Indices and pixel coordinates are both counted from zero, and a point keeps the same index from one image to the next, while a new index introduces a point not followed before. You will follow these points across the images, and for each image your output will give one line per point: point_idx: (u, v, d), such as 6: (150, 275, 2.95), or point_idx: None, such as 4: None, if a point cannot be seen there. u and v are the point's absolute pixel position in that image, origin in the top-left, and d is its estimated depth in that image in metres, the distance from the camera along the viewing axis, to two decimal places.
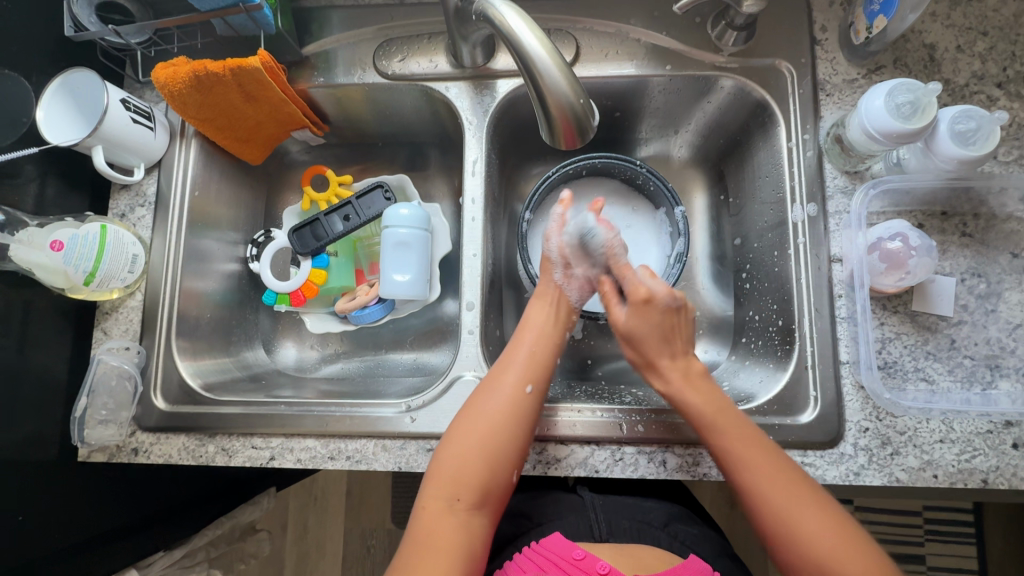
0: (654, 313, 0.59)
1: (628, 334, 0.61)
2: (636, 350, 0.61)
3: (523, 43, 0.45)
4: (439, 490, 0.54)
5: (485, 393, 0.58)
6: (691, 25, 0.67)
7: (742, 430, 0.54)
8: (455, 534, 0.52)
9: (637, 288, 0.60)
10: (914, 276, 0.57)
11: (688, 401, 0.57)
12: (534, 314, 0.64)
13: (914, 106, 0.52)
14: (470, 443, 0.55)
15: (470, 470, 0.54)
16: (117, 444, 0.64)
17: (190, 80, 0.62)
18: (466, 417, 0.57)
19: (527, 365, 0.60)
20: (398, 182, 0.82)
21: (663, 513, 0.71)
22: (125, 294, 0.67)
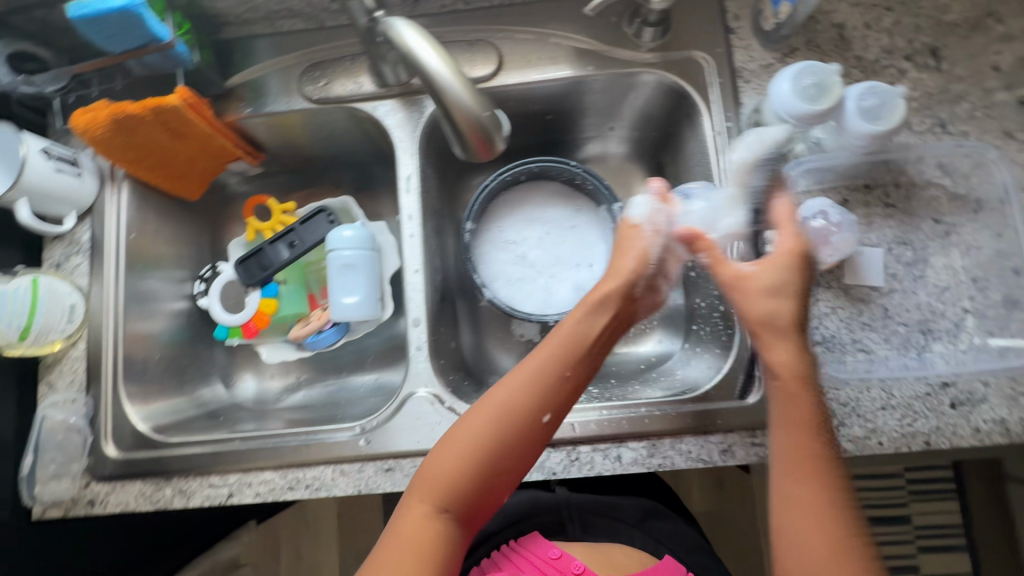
0: (796, 280, 0.52)
1: (773, 289, 0.52)
2: (760, 305, 0.52)
3: (425, 62, 0.45)
4: (426, 493, 0.49)
5: (502, 400, 0.51)
6: (608, 25, 0.67)
7: (811, 464, 0.46)
8: (431, 548, 0.47)
9: (787, 243, 0.53)
10: (839, 252, 0.59)
11: (787, 397, 0.49)
12: (573, 318, 0.56)
13: (818, 88, 0.54)
14: (470, 446, 0.49)
15: (464, 481, 0.49)
16: (72, 497, 0.63)
17: (111, 124, 0.61)
18: (479, 417, 0.51)
19: (558, 381, 0.52)
20: (341, 205, 0.81)
21: (637, 509, 0.72)
22: (68, 344, 0.66)
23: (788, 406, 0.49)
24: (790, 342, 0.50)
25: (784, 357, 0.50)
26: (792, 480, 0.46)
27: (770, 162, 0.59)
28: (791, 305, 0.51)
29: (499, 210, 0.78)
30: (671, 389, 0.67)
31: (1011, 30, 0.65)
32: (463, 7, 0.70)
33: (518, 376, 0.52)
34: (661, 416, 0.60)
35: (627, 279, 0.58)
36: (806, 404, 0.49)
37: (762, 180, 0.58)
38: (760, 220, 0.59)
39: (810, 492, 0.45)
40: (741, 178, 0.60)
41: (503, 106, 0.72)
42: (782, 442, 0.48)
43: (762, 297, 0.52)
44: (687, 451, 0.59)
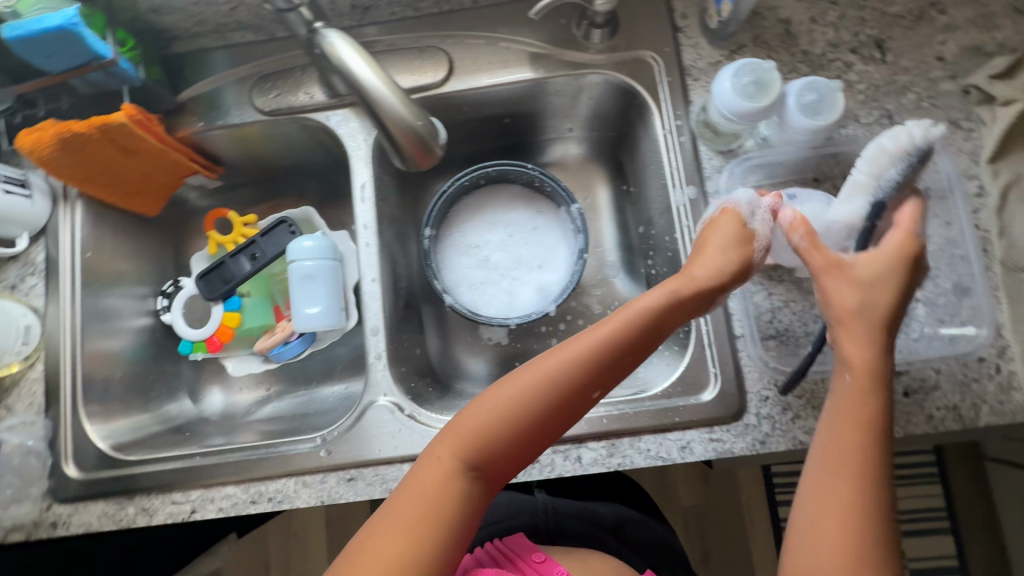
0: (890, 283, 0.49)
1: (868, 282, 0.49)
2: (853, 302, 0.49)
3: (354, 73, 0.46)
4: (458, 447, 0.49)
5: (561, 367, 0.50)
6: (557, 27, 0.68)
7: (856, 463, 0.45)
8: (448, 501, 0.47)
9: (893, 244, 0.50)
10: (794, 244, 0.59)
11: (854, 392, 0.47)
12: (655, 300, 0.53)
13: (756, 86, 0.54)
14: (518, 404, 0.49)
15: (498, 440, 0.49)
16: (33, 520, 0.62)
17: (57, 143, 0.61)
18: (521, 382, 0.50)
19: (621, 361, 0.51)
20: (303, 216, 0.81)
21: (614, 516, 0.71)
22: (25, 366, 0.66)
23: (845, 403, 0.48)
24: (870, 342, 0.48)
25: (860, 356, 0.48)
26: (833, 475, 0.46)
27: (916, 156, 0.51)
28: (880, 306, 0.49)
29: (460, 215, 0.78)
30: (633, 387, 0.67)
31: (954, 20, 0.65)
32: (413, 14, 0.70)
33: (576, 347, 0.50)
34: (620, 416, 0.60)
35: (714, 273, 0.54)
36: (872, 408, 0.47)
37: (898, 174, 0.52)
38: (878, 216, 0.52)
39: (840, 487, 0.45)
40: (876, 168, 0.53)
41: (457, 111, 0.72)
42: (831, 437, 0.47)
43: (852, 288, 0.49)
44: (646, 450, 0.59)
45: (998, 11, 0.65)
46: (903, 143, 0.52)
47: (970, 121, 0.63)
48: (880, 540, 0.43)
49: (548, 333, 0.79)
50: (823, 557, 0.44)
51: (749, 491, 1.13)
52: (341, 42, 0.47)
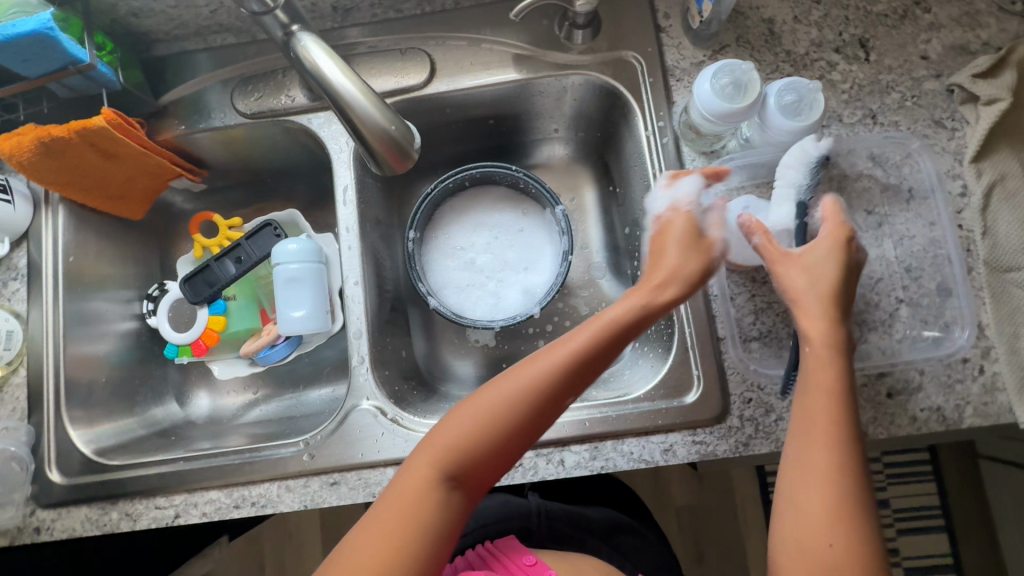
0: (834, 258, 0.50)
1: (814, 265, 0.50)
2: (812, 285, 0.49)
3: (328, 78, 0.45)
4: (433, 455, 0.48)
5: (538, 379, 0.49)
6: (540, 28, 0.67)
7: (826, 431, 0.45)
8: (430, 510, 0.46)
9: (837, 227, 0.51)
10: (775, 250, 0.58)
11: (819, 368, 0.47)
12: (624, 308, 0.51)
13: (735, 86, 0.53)
14: (491, 415, 0.48)
15: (476, 449, 0.48)
16: (17, 526, 0.62)
17: (36, 147, 0.61)
18: (496, 391, 0.49)
19: (592, 365, 0.50)
20: (289, 218, 0.81)
21: (606, 521, 0.71)
22: (8, 371, 0.66)
23: (808, 372, 0.47)
24: (822, 313, 0.48)
25: (817, 326, 0.48)
26: (807, 447, 0.45)
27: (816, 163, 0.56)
28: (830, 280, 0.49)
29: (446, 217, 0.78)
30: (619, 390, 0.67)
31: (938, 18, 0.65)
32: (395, 15, 0.69)
33: (549, 355, 0.50)
34: (603, 418, 0.60)
35: (674, 278, 0.53)
36: (836, 374, 0.46)
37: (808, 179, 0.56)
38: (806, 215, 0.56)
39: (819, 460, 0.44)
40: (789, 178, 0.56)
41: (440, 113, 0.71)
42: (801, 408, 0.47)
43: (800, 270, 0.50)
44: (629, 452, 0.59)
45: (984, 9, 0.65)
46: (806, 152, 0.56)
47: (955, 121, 0.62)
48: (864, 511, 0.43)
49: (535, 334, 0.79)
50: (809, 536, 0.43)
51: (742, 490, 1.13)
52: (316, 49, 0.47)
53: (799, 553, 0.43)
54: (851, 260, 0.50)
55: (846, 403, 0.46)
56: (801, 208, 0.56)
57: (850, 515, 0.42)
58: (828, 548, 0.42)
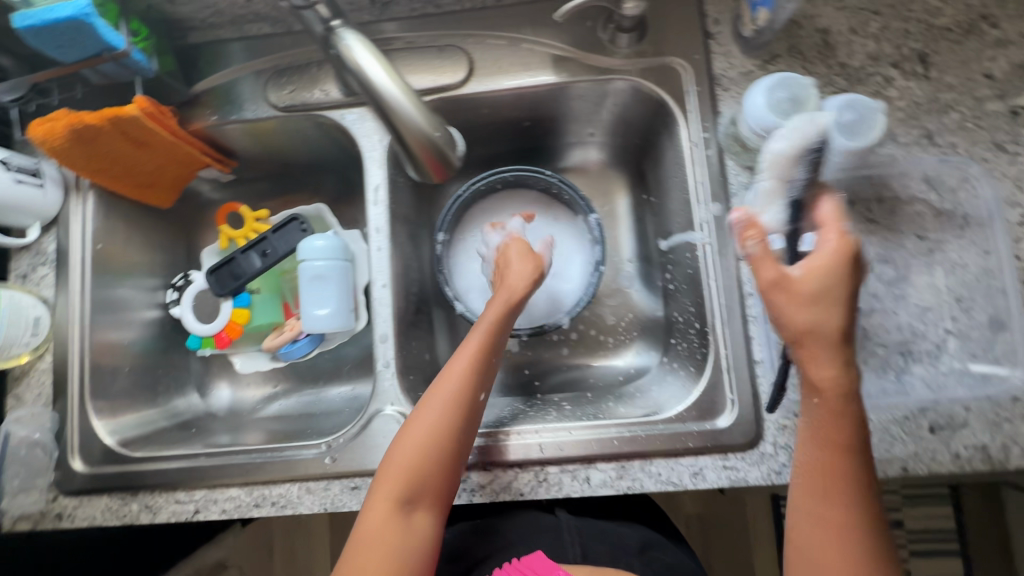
0: (843, 284, 0.41)
1: (814, 296, 0.41)
2: (813, 323, 0.41)
3: (372, 79, 0.44)
4: (387, 488, 0.50)
5: (453, 395, 0.53)
6: (583, 30, 0.65)
7: (837, 483, 0.43)
8: (400, 539, 0.49)
9: (834, 245, 0.42)
10: None
11: (827, 422, 0.43)
12: (496, 311, 0.59)
13: (791, 102, 0.51)
14: (428, 437, 0.51)
15: (426, 470, 0.51)
16: (40, 511, 0.63)
17: (69, 134, 0.60)
18: (418, 416, 0.53)
19: (489, 366, 0.56)
20: (315, 213, 0.80)
21: (637, 538, 0.64)
22: (34, 357, 0.66)
23: (820, 425, 0.44)
24: (833, 358, 0.42)
25: (829, 376, 0.42)
26: (819, 500, 0.44)
27: (815, 153, 0.47)
28: (839, 316, 0.41)
29: (475, 219, 0.76)
30: (647, 407, 0.65)
31: (1006, 35, 0.61)
32: (434, 10, 0.67)
33: (456, 369, 0.54)
34: (630, 438, 0.59)
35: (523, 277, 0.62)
36: (847, 425, 0.43)
37: (806, 173, 0.47)
38: (799, 217, 0.47)
39: (832, 514, 0.43)
40: (781, 168, 0.49)
41: (476, 113, 0.69)
42: (811, 456, 0.45)
43: (803, 305, 0.42)
44: (656, 474, 0.58)
45: None
46: (801, 139, 0.48)
47: (1017, 145, 0.59)
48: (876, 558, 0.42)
49: (559, 342, 0.80)
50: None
51: (754, 503, 1.11)
52: (362, 52, 0.44)
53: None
54: (853, 283, 0.42)
55: (850, 453, 0.44)
56: (793, 208, 0.47)
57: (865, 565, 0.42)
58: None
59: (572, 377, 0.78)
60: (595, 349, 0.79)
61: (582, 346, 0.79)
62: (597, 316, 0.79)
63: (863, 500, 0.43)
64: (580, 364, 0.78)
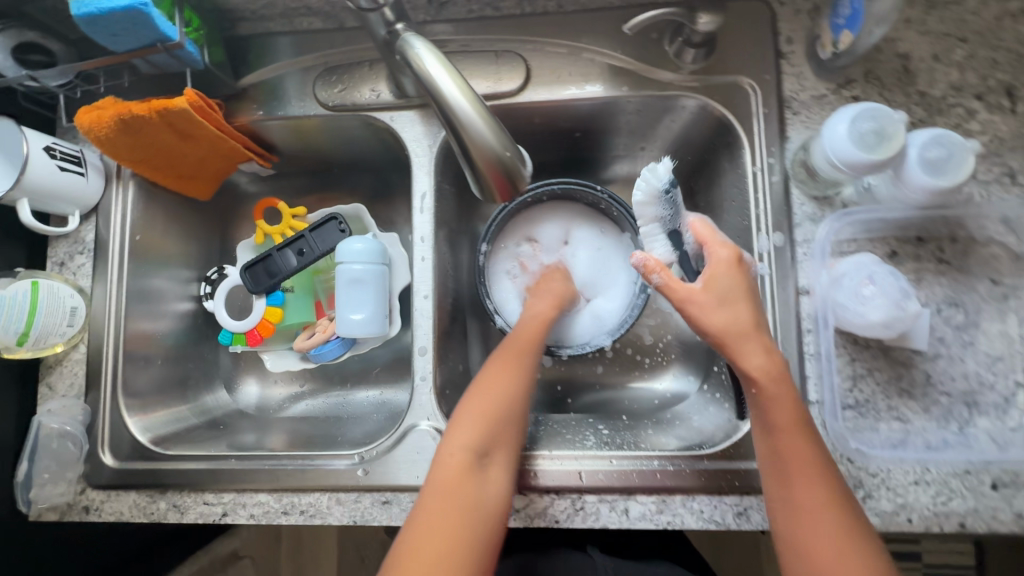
0: (740, 285, 0.48)
1: (723, 297, 0.47)
2: (729, 322, 0.47)
3: (442, 90, 0.41)
4: (465, 442, 0.51)
5: (519, 363, 0.57)
6: (647, 42, 0.62)
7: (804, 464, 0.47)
8: (477, 490, 0.49)
9: (724, 250, 0.49)
10: (902, 323, 0.51)
11: (774, 410, 0.47)
12: (544, 304, 0.65)
13: (878, 136, 0.48)
14: (505, 396, 0.54)
15: (501, 428, 0.53)
16: (67, 502, 0.62)
17: (116, 124, 0.59)
18: (486, 379, 0.56)
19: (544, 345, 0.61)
20: (354, 213, 0.78)
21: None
22: (68, 347, 0.65)
23: (773, 414, 0.47)
24: (759, 348, 0.47)
25: (759, 364, 0.47)
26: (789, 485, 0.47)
27: (669, 191, 0.59)
28: (746, 311, 0.47)
29: (518, 229, 0.74)
30: (687, 437, 0.63)
31: None
32: (490, 13, 0.65)
33: (516, 346, 0.59)
34: (672, 471, 0.57)
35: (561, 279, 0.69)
36: (793, 407, 0.47)
37: (666, 211, 0.60)
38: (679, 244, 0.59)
39: (813, 493, 0.46)
40: (647, 214, 0.60)
41: (527, 122, 0.67)
42: (775, 447, 0.48)
43: (715, 308, 0.47)
44: (698, 510, 0.56)
45: None
46: (654, 184, 0.59)
47: None
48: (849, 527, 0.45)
49: (593, 360, 0.78)
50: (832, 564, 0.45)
51: None
52: (437, 66, 0.42)
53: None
54: (748, 277, 0.49)
55: (806, 433, 0.48)
56: (674, 238, 0.61)
57: (845, 531, 0.45)
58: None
59: (605, 398, 0.75)
60: (630, 369, 0.77)
61: (617, 365, 0.77)
62: (635, 335, 0.78)
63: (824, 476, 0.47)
64: (615, 385, 0.76)
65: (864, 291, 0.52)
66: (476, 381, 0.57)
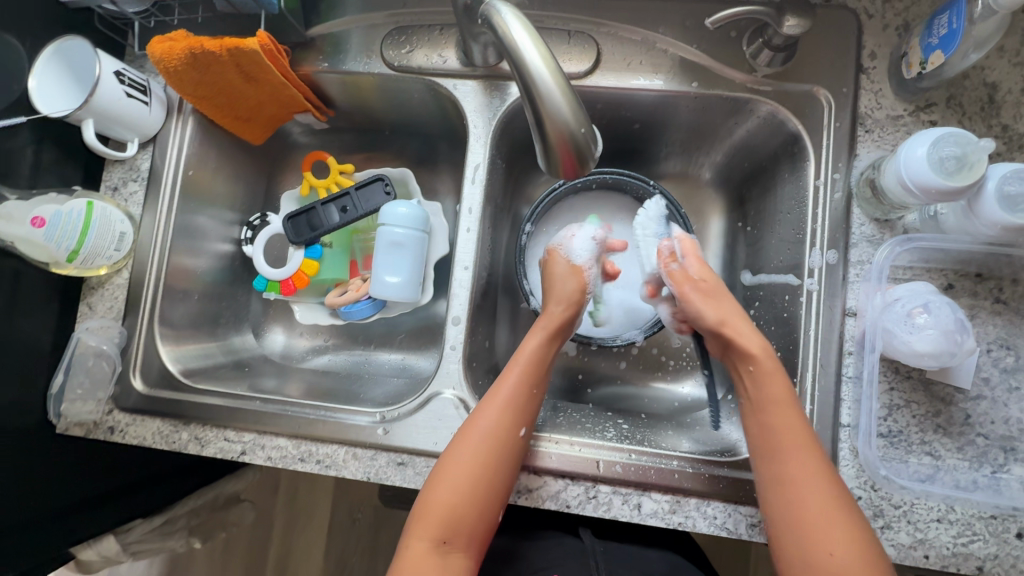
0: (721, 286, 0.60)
1: (715, 292, 0.59)
2: (719, 304, 0.58)
3: (523, 59, 0.40)
4: (423, 528, 0.52)
5: (492, 430, 0.55)
6: (725, 39, 0.61)
7: (800, 437, 0.49)
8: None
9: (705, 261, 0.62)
10: (952, 359, 0.50)
11: (767, 379, 0.52)
12: (534, 342, 0.61)
13: (959, 161, 0.47)
14: (478, 467, 0.53)
15: (465, 511, 0.53)
16: (94, 421, 0.64)
17: (187, 57, 0.59)
18: (460, 441, 0.55)
19: (528, 402, 0.57)
20: (399, 176, 0.79)
21: (664, 562, 0.61)
22: (112, 271, 0.66)
23: (768, 384, 0.52)
24: (752, 332, 0.55)
25: (756, 342, 0.54)
26: (781, 454, 0.49)
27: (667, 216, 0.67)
28: (732, 305, 0.58)
29: (561, 215, 0.74)
30: (704, 441, 0.62)
31: None
32: None
33: (494, 408, 0.56)
34: (691, 473, 0.57)
35: (564, 306, 0.63)
36: (784, 382, 0.52)
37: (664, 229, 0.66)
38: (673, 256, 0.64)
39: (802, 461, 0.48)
40: (648, 229, 0.66)
41: (589, 107, 0.66)
42: (768, 420, 0.51)
43: (709, 300, 0.58)
44: (712, 516, 0.56)
45: None
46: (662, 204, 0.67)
47: None
48: (849, 521, 0.45)
49: (618, 355, 0.77)
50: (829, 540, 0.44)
51: None
52: (522, 33, 0.41)
53: (826, 562, 0.44)
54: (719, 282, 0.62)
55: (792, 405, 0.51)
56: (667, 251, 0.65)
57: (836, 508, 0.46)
58: (829, 555, 0.44)
59: (624, 393, 0.75)
60: (654, 369, 0.76)
61: (640, 363, 0.77)
62: (663, 336, 0.77)
63: (813, 453, 0.48)
64: (636, 382, 0.76)
65: (917, 318, 0.51)
66: (461, 429, 0.56)
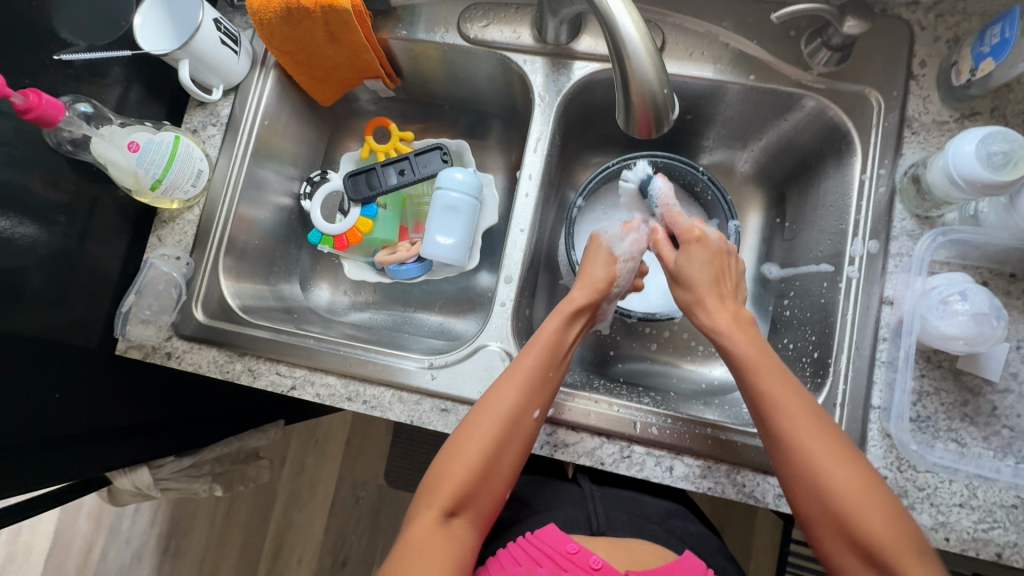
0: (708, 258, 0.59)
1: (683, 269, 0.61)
2: (686, 285, 0.60)
3: (617, 24, 0.44)
4: (433, 499, 0.52)
5: (503, 406, 0.54)
6: (783, 38, 0.65)
7: (787, 388, 0.49)
8: (446, 550, 0.50)
9: (691, 227, 0.63)
10: (983, 344, 0.53)
11: (736, 339, 0.53)
12: (554, 325, 0.60)
13: (1006, 157, 0.51)
14: (489, 441, 0.53)
15: (476, 487, 0.52)
16: (154, 345, 0.67)
17: (283, 12, 0.64)
18: (474, 419, 0.55)
19: (543, 384, 0.57)
20: (456, 148, 0.82)
21: (661, 508, 0.63)
22: (185, 207, 0.70)
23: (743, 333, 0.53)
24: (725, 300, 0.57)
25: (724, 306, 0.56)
26: (781, 417, 0.48)
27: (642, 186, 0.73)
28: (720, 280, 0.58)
29: (606, 195, 0.79)
30: (731, 416, 0.65)
31: None
32: None
33: (508, 387, 0.55)
34: (722, 440, 0.59)
35: (585, 296, 0.62)
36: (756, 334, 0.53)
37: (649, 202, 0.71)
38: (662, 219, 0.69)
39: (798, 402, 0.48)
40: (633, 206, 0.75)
41: None
42: (753, 374, 0.51)
43: (679, 282, 0.61)
44: (741, 484, 0.58)
45: None
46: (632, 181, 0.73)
47: None
48: (858, 471, 0.46)
49: (649, 336, 0.80)
50: (830, 475, 0.45)
51: (761, 536, 1.03)
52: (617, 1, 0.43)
53: (820, 497, 0.46)
54: (719, 251, 0.60)
55: (774, 358, 0.51)
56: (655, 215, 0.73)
57: (841, 450, 0.46)
58: (821, 487, 0.45)
59: (653, 370, 0.78)
60: (683, 352, 0.79)
61: (671, 346, 0.80)
62: (694, 322, 0.80)
63: (802, 401, 0.49)
64: (664, 362, 0.79)
65: (950, 303, 0.54)
66: (475, 407, 0.56)
